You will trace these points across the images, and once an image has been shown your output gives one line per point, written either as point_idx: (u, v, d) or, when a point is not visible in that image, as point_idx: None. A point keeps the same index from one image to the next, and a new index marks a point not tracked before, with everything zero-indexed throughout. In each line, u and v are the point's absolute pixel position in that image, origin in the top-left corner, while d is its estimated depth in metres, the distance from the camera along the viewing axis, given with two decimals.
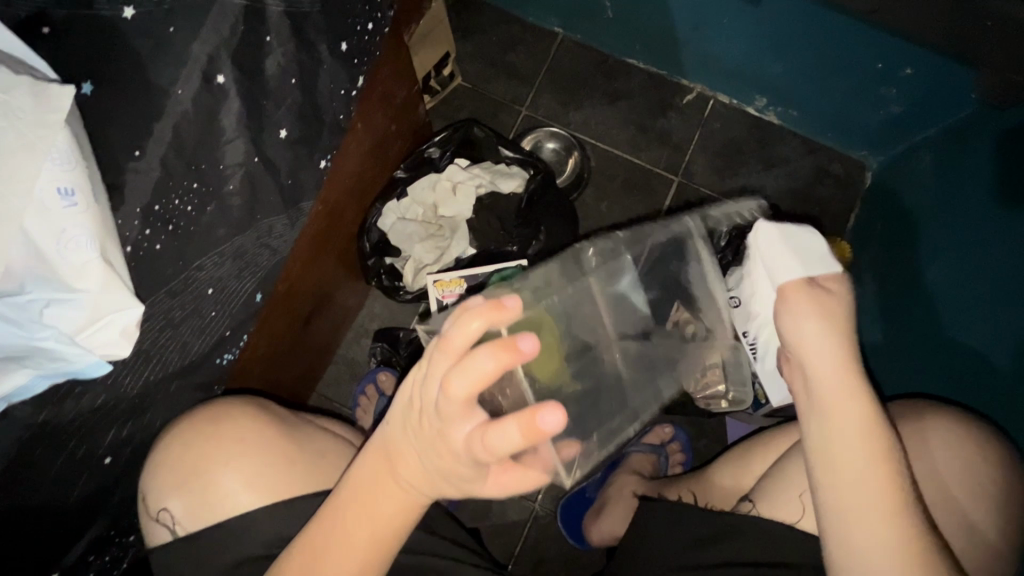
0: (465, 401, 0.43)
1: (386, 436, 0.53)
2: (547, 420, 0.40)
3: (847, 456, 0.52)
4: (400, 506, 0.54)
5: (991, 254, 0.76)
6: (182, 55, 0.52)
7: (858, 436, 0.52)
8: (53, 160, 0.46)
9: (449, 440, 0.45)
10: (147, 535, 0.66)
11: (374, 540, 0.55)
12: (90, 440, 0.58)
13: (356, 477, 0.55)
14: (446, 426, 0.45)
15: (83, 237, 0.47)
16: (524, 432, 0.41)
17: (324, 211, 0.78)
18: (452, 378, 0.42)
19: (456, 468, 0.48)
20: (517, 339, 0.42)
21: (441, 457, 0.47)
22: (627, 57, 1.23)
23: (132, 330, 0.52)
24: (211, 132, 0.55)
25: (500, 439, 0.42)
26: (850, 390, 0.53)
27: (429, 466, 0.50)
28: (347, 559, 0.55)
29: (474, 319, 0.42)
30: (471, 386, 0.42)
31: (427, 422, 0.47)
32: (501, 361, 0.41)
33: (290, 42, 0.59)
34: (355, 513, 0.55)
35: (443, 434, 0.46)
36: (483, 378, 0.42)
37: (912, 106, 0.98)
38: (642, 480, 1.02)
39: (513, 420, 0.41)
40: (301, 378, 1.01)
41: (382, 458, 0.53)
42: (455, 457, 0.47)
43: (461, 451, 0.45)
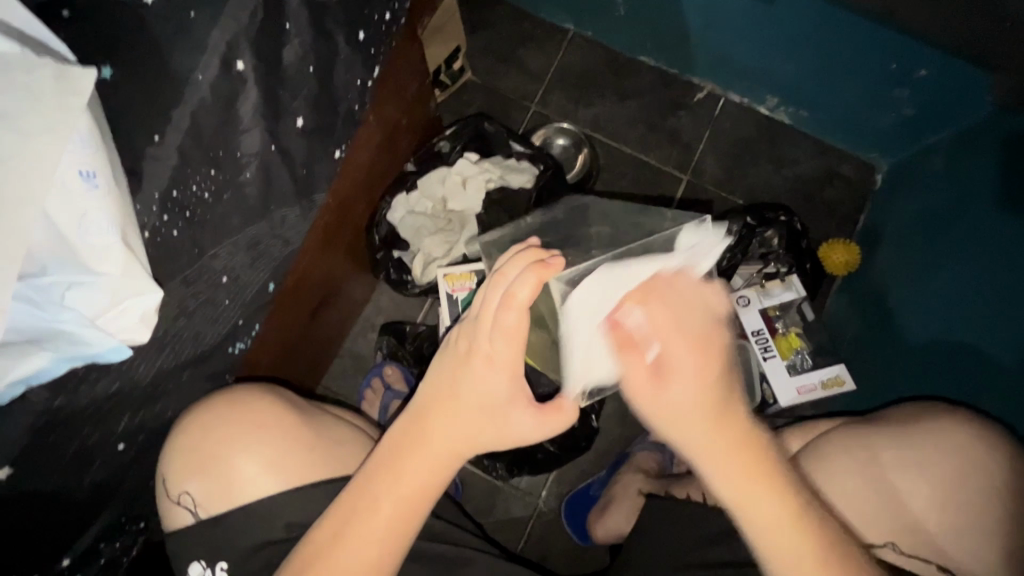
0: (496, 286, 0.51)
1: (422, 392, 0.56)
2: (554, 263, 0.49)
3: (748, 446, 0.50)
4: (435, 462, 0.55)
5: (1003, 255, 0.76)
6: (202, 41, 0.52)
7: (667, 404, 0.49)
8: (75, 143, 0.45)
9: (483, 336, 0.52)
10: (166, 520, 0.66)
11: (404, 503, 0.55)
12: (103, 426, 0.58)
13: (392, 438, 0.57)
14: (482, 317, 0.52)
15: (105, 221, 0.47)
16: (541, 280, 0.49)
17: (335, 203, 0.78)
18: (496, 271, 0.52)
19: (493, 389, 0.53)
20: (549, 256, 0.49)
21: (477, 372, 0.53)
22: (638, 54, 1.22)
23: (151, 316, 0.53)
24: (230, 120, 0.55)
25: (521, 291, 0.49)
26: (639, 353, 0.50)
27: (467, 397, 0.54)
28: (374, 520, 0.54)
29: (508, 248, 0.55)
30: (507, 271, 0.51)
31: (463, 338, 0.54)
32: (532, 254, 0.51)
33: (307, 31, 0.60)
34: (384, 481, 0.55)
35: (478, 335, 0.52)
36: (518, 264, 0.51)
37: (926, 108, 0.97)
38: (648, 479, 1.01)
39: (528, 269, 0.49)
40: (308, 371, 1.01)
41: (417, 418, 0.56)
42: (490, 368, 0.53)
43: (490, 333, 0.51)
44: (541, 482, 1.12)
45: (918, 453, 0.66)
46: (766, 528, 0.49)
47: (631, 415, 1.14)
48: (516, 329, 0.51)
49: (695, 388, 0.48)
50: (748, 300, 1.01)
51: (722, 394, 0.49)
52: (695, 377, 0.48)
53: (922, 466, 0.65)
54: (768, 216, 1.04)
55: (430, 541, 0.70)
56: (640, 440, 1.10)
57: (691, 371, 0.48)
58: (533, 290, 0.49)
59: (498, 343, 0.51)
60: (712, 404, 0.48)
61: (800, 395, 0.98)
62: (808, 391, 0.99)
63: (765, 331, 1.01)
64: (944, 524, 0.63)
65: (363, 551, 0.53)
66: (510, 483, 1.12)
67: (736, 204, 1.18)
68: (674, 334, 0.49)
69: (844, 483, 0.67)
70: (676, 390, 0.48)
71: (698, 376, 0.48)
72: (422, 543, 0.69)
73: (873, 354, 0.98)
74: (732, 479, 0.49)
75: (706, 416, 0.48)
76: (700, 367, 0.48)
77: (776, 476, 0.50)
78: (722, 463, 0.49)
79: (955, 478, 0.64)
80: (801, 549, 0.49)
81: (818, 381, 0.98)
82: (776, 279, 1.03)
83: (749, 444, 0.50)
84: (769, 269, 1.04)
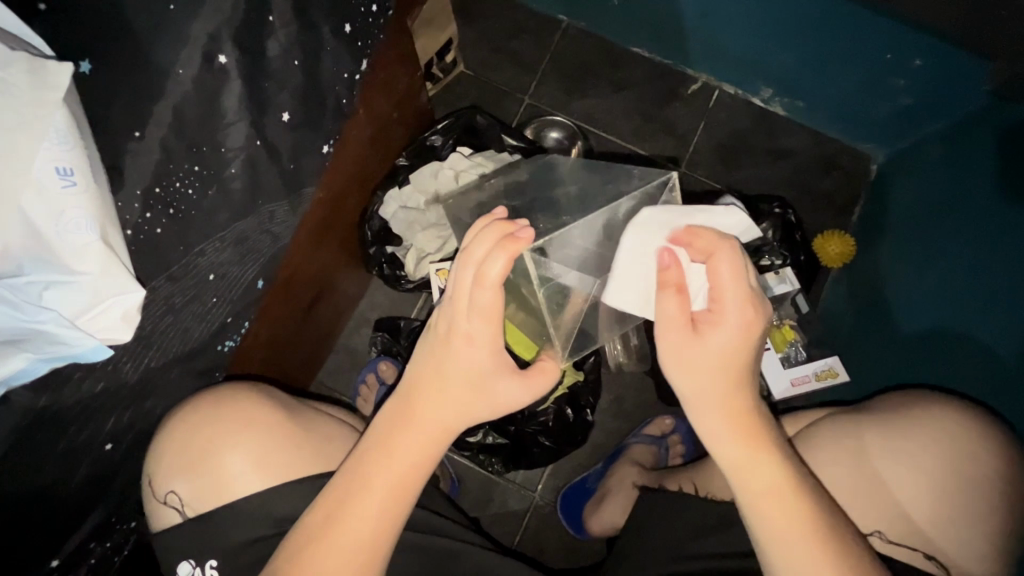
0: (468, 265, 0.50)
1: (406, 374, 0.56)
2: (524, 235, 0.49)
3: (751, 463, 0.54)
4: (425, 441, 0.55)
5: (995, 247, 0.76)
6: (183, 34, 0.51)
7: (725, 364, 0.52)
8: (52, 139, 0.44)
9: (462, 316, 0.51)
10: (154, 519, 0.66)
11: (395, 483, 0.54)
12: (91, 426, 0.57)
13: (380, 421, 0.56)
14: (455, 298, 0.51)
15: (82, 219, 0.46)
16: (513, 255, 0.48)
17: (325, 198, 0.78)
18: (463, 250, 0.50)
19: (477, 366, 0.53)
20: (517, 231, 0.49)
21: (460, 350, 0.52)
22: (632, 45, 1.21)
23: (133, 315, 0.51)
24: (214, 114, 0.55)
25: (494, 266, 0.48)
26: (731, 338, 0.52)
27: (454, 377, 0.53)
28: (365, 506, 0.53)
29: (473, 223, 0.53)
30: (473, 248, 0.50)
31: (442, 320, 0.53)
32: (499, 229, 0.49)
33: (293, 24, 0.59)
34: (376, 459, 0.54)
35: (456, 316, 0.52)
36: (487, 242, 0.49)
37: (921, 98, 0.96)
38: (643, 472, 1.01)
39: (499, 245, 0.48)
40: (301, 368, 1.00)
41: (402, 400, 0.55)
42: (472, 346, 0.52)
43: (468, 310, 0.51)
44: (537, 476, 1.12)
45: (912, 444, 0.66)
46: (765, 487, 0.53)
47: (626, 408, 1.14)
48: (494, 304, 0.50)
49: (728, 354, 0.52)
50: None
51: (745, 368, 0.53)
52: (732, 342, 0.52)
53: (911, 454, 0.65)
54: (762, 208, 1.05)
55: (423, 534, 0.69)
56: (636, 432, 1.10)
57: (735, 324, 0.51)
58: (506, 267, 0.48)
59: (476, 320, 0.51)
60: (734, 368, 0.52)
61: (795, 387, 0.97)
62: (802, 382, 0.98)
63: None
64: (935, 513, 0.63)
65: (357, 535, 0.53)
66: (506, 476, 1.12)
67: (731, 196, 1.18)
68: (732, 284, 0.51)
69: (836, 474, 0.67)
70: (711, 343, 0.52)
71: (738, 341, 0.52)
72: (416, 537, 0.69)
73: (867, 344, 0.98)
74: (733, 444, 0.54)
75: (730, 380, 0.53)
76: (750, 326, 0.52)
77: (776, 445, 0.54)
78: (725, 432, 0.54)
79: (949, 470, 0.64)
80: (780, 507, 0.53)
81: (812, 372, 0.98)
82: (772, 271, 1.02)
83: (759, 420, 0.55)
84: (765, 261, 1.03)
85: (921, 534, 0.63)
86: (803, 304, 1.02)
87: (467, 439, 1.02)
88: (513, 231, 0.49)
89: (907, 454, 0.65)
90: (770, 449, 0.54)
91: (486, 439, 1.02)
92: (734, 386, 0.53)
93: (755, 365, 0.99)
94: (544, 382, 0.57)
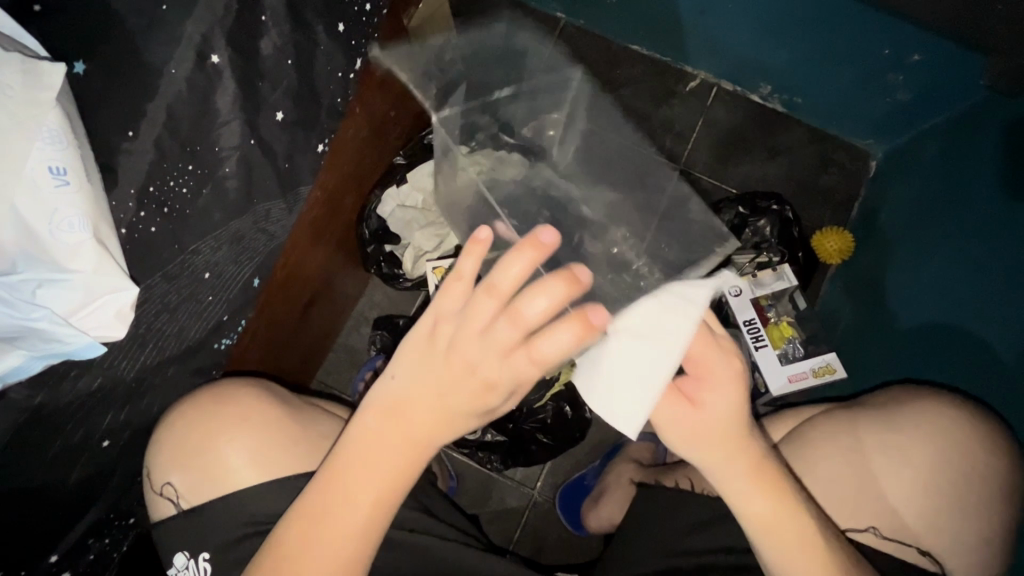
0: (517, 325, 0.48)
1: (398, 389, 0.54)
2: (597, 320, 0.49)
3: (778, 521, 0.56)
4: (409, 453, 0.55)
5: (994, 242, 0.76)
6: (176, 34, 0.51)
7: (729, 423, 0.55)
8: (44, 140, 0.45)
9: (491, 364, 0.50)
10: (151, 510, 0.67)
11: (377, 496, 0.54)
12: (88, 423, 0.58)
13: (359, 433, 0.55)
14: (490, 349, 0.49)
15: (75, 218, 0.47)
16: (581, 337, 0.48)
17: (323, 196, 0.78)
18: (513, 305, 0.48)
19: (483, 404, 0.53)
20: (591, 313, 0.49)
21: (474, 391, 0.51)
22: (630, 43, 1.21)
23: (127, 312, 0.52)
24: (208, 114, 0.55)
25: (562, 337, 0.48)
26: (729, 405, 0.55)
27: (455, 408, 0.53)
28: (348, 515, 0.54)
29: (519, 256, 0.48)
30: (532, 306, 0.48)
31: (462, 360, 0.51)
32: (569, 291, 0.48)
33: (285, 23, 0.60)
34: (356, 472, 0.54)
35: (484, 360, 0.50)
36: (548, 305, 0.48)
37: (919, 93, 0.96)
38: (640, 469, 1.01)
39: (568, 321, 0.48)
40: (302, 365, 1.01)
41: (390, 414, 0.54)
42: (492, 391, 0.51)
43: (499, 364, 0.50)
44: (536, 473, 1.13)
45: (906, 440, 0.66)
46: (795, 544, 0.56)
47: None
48: (531, 370, 0.50)
49: (728, 416, 0.55)
50: (739, 290, 0.99)
51: (748, 419, 0.56)
52: (730, 402, 0.55)
53: (906, 450, 0.65)
54: (759, 205, 1.04)
55: (419, 531, 0.69)
56: None
57: (728, 384, 0.55)
58: (571, 343, 0.48)
59: (508, 376, 0.50)
60: (736, 427, 0.55)
61: (792, 383, 0.97)
62: (799, 378, 0.98)
63: (758, 321, 1.00)
64: (927, 508, 0.63)
65: (338, 546, 0.54)
66: (505, 474, 1.12)
67: (729, 192, 1.17)
68: (711, 352, 0.55)
69: (829, 470, 0.67)
70: (709, 413, 0.55)
71: (734, 400, 0.55)
72: (411, 535, 0.69)
73: (866, 341, 0.97)
74: (760, 504, 0.56)
75: (734, 437, 0.56)
76: (738, 381, 0.55)
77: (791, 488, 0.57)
78: (744, 483, 0.56)
79: (942, 466, 0.64)
80: (809, 562, 0.56)
81: (809, 369, 0.98)
82: (769, 268, 1.02)
83: (775, 469, 0.57)
84: (761, 259, 1.03)
85: (914, 530, 0.63)
86: (802, 301, 1.02)
87: (466, 436, 1.02)
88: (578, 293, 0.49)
89: (903, 449, 0.65)
90: (789, 500, 0.57)
91: (485, 436, 1.02)
92: (742, 440, 0.56)
93: (750, 361, 1.00)
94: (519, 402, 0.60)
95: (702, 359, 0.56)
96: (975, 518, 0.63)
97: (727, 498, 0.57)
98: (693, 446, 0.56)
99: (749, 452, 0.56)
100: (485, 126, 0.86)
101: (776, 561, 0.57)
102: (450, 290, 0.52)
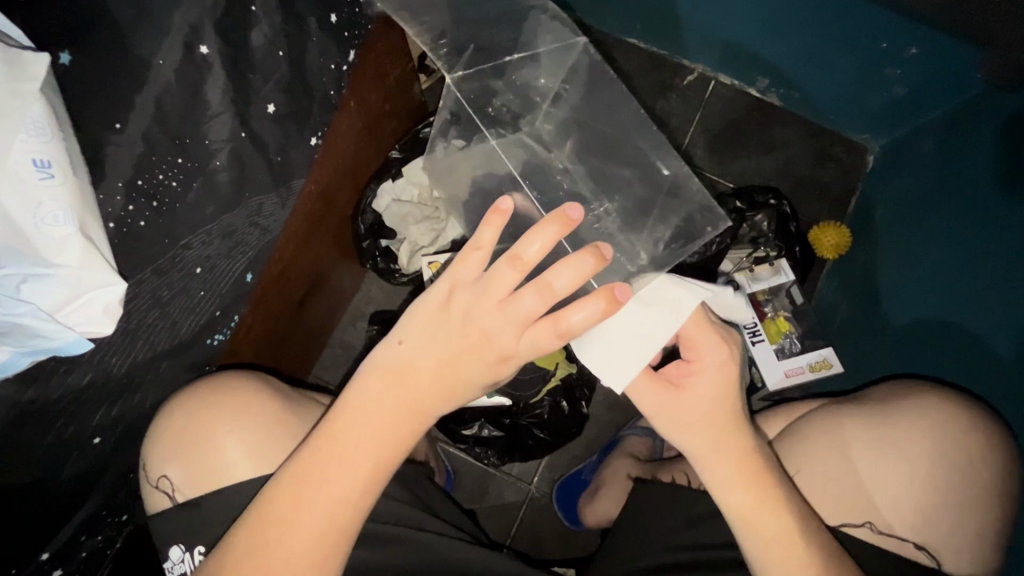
0: (544, 297, 0.50)
1: (404, 357, 0.54)
2: (621, 296, 0.52)
3: (752, 500, 0.57)
4: (407, 424, 0.54)
5: (990, 236, 0.76)
6: (163, 24, 0.50)
7: (714, 404, 0.58)
8: (28, 131, 0.45)
9: (510, 335, 0.51)
10: (148, 503, 0.66)
11: (371, 468, 0.54)
12: (79, 419, 0.57)
13: (360, 398, 0.54)
14: (512, 319, 0.51)
15: (61, 211, 0.47)
16: (608, 313, 0.51)
17: (318, 191, 0.77)
18: (541, 278, 0.50)
19: (490, 375, 0.54)
20: (616, 289, 0.52)
21: (489, 362, 0.52)
22: (627, 36, 1.20)
23: (114, 308, 0.51)
24: (197, 106, 0.55)
25: (586, 310, 0.51)
26: (715, 385, 0.58)
27: (464, 378, 0.53)
28: (339, 485, 0.53)
29: (550, 229, 0.51)
30: (557, 277, 0.50)
31: (477, 328, 0.52)
32: (592, 263, 0.51)
33: (276, 14, 0.59)
34: (356, 438, 0.53)
35: (501, 330, 0.51)
36: (577, 280, 0.50)
37: (916, 88, 0.95)
38: (637, 463, 1.00)
39: (599, 296, 0.51)
40: (298, 360, 1.00)
41: (391, 384, 0.54)
42: (506, 361, 0.53)
43: (520, 335, 0.51)
44: (532, 469, 1.12)
45: (901, 435, 0.66)
46: (765, 525, 0.56)
47: (622, 401, 1.14)
48: (553, 342, 0.52)
49: (713, 397, 0.58)
50: (736, 284, 1.00)
51: (734, 404, 0.59)
52: (715, 385, 0.58)
53: (901, 445, 0.65)
54: (757, 199, 1.04)
55: (415, 528, 0.69)
56: (633, 424, 1.10)
57: (715, 366, 0.58)
58: (592, 315, 0.51)
59: (526, 347, 0.52)
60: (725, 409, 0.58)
61: (789, 377, 0.98)
62: (796, 373, 0.98)
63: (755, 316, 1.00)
64: (922, 502, 0.63)
65: (326, 519, 0.53)
66: (502, 469, 1.12)
67: (726, 187, 1.17)
68: (704, 335, 0.59)
69: (825, 465, 0.67)
70: (697, 392, 0.58)
71: (720, 385, 0.58)
72: (406, 532, 0.68)
73: (862, 335, 0.97)
74: (736, 484, 0.57)
75: (719, 420, 0.58)
76: (725, 365, 0.58)
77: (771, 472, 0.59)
78: (725, 467, 0.57)
79: (937, 461, 0.64)
80: (779, 541, 0.56)
81: (806, 364, 0.98)
82: (766, 263, 1.02)
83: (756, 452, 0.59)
84: (759, 252, 1.03)
85: (910, 524, 0.63)
86: (798, 296, 1.01)
87: (463, 431, 1.01)
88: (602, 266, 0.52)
89: (899, 444, 0.65)
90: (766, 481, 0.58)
91: (481, 431, 1.02)
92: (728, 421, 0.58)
93: (747, 356, 1.00)
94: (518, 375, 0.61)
95: (694, 343, 0.59)
96: (970, 512, 0.63)
97: (705, 476, 0.58)
98: (675, 421, 0.58)
99: (731, 434, 0.58)
100: (502, 93, 0.83)
101: (745, 537, 0.57)
102: (468, 258, 0.53)
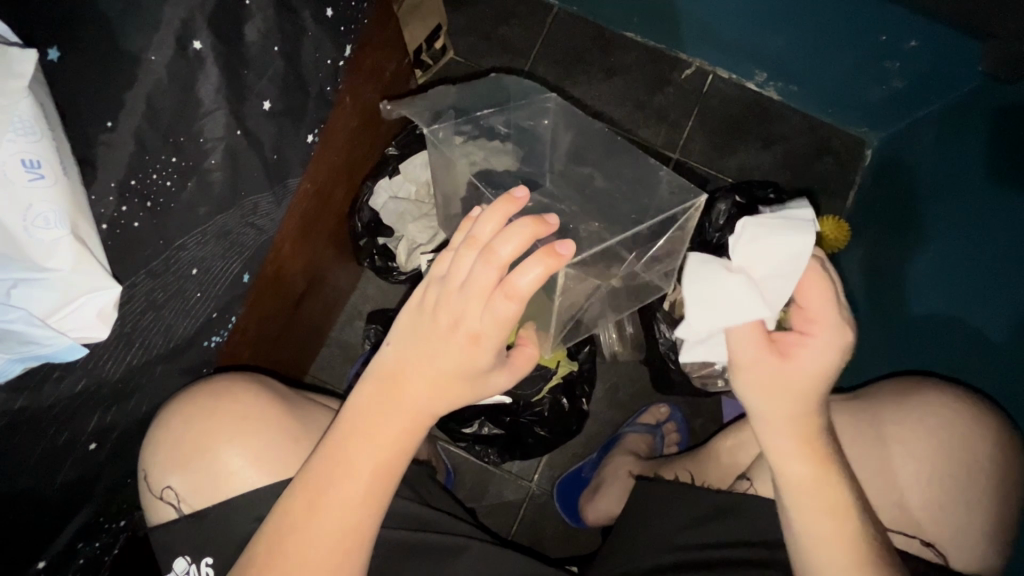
0: (491, 264, 0.46)
1: (393, 355, 0.53)
2: (564, 251, 0.46)
3: (811, 486, 0.53)
4: (405, 425, 0.53)
5: (991, 230, 0.76)
6: (155, 20, 0.49)
7: (806, 382, 0.51)
8: (15, 130, 0.43)
9: (471, 313, 0.48)
10: (150, 514, 0.66)
11: (378, 467, 0.53)
12: (71, 427, 0.56)
13: (358, 403, 0.54)
14: (463, 293, 0.48)
15: (51, 213, 0.45)
16: (551, 270, 0.46)
17: (314, 188, 0.76)
18: (485, 247, 0.47)
19: (474, 363, 0.50)
20: (557, 246, 0.47)
21: (462, 347, 0.49)
22: (625, 30, 1.19)
23: (109, 313, 0.51)
24: (190, 104, 0.53)
25: (528, 269, 0.45)
26: (818, 364, 0.51)
27: (446, 368, 0.51)
28: (348, 490, 0.52)
29: (496, 208, 0.48)
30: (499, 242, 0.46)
31: (446, 313, 0.50)
32: (532, 225, 0.46)
33: (270, 8, 0.58)
34: (361, 440, 0.53)
35: (465, 312, 0.48)
36: (519, 246, 0.45)
37: (916, 80, 0.95)
38: (638, 460, 1.02)
39: (536, 257, 0.46)
40: (295, 361, 0.99)
41: (383, 385, 0.53)
42: (478, 345, 0.49)
43: (480, 312, 0.48)
44: (532, 466, 1.12)
45: (904, 429, 0.66)
46: (827, 509, 0.53)
47: (621, 398, 1.14)
48: (511, 312, 0.47)
49: (810, 378, 0.51)
50: None
51: (825, 386, 0.52)
52: (817, 365, 0.51)
53: (904, 442, 0.65)
54: (756, 194, 1.03)
55: (417, 531, 0.68)
56: (631, 421, 1.10)
57: (824, 349, 0.51)
58: (538, 279, 0.45)
59: (488, 323, 0.48)
60: (812, 396, 0.52)
61: None
62: None
63: None
64: (926, 499, 0.63)
65: (341, 520, 0.52)
66: (503, 467, 1.12)
67: (724, 181, 1.16)
68: (825, 311, 0.51)
69: None
70: (792, 371, 0.51)
71: (823, 366, 0.51)
72: (412, 535, 0.67)
73: (863, 330, 0.97)
74: (803, 461, 0.53)
75: (806, 399, 0.52)
76: (830, 352, 0.51)
77: (833, 461, 0.54)
78: (796, 444, 0.53)
79: (942, 458, 0.64)
80: (837, 526, 0.53)
81: None
82: None
83: (826, 438, 0.54)
84: None
85: (916, 520, 0.63)
86: None
87: (462, 430, 1.00)
88: (546, 228, 0.47)
89: (898, 441, 0.65)
90: (834, 471, 0.53)
91: (481, 430, 1.00)
92: (812, 397, 0.52)
93: None
94: (524, 368, 0.57)
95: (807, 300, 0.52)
96: (974, 507, 0.63)
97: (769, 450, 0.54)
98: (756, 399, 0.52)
99: (810, 418, 0.52)
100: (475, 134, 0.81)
101: (800, 521, 0.54)
102: (444, 257, 0.52)
